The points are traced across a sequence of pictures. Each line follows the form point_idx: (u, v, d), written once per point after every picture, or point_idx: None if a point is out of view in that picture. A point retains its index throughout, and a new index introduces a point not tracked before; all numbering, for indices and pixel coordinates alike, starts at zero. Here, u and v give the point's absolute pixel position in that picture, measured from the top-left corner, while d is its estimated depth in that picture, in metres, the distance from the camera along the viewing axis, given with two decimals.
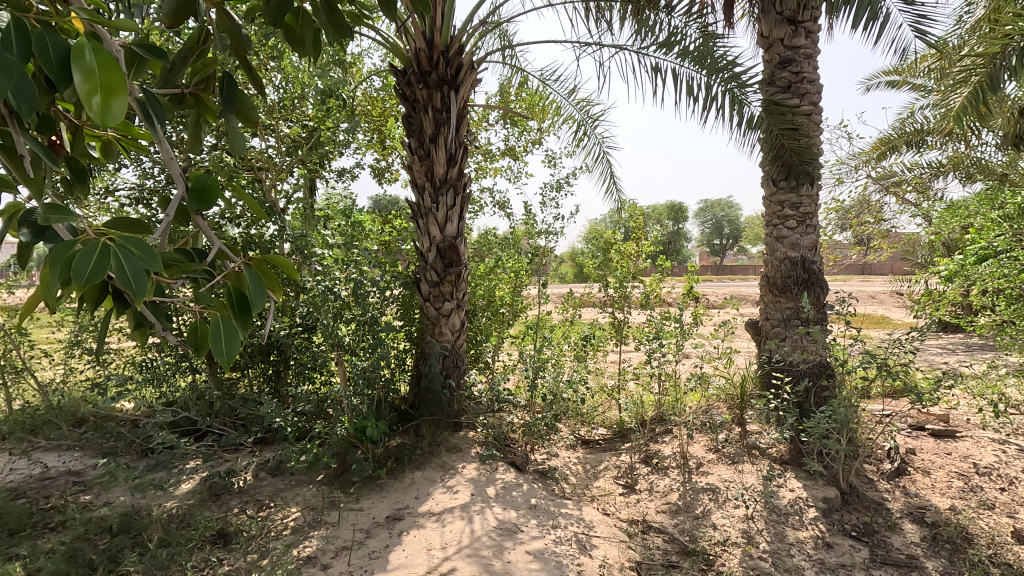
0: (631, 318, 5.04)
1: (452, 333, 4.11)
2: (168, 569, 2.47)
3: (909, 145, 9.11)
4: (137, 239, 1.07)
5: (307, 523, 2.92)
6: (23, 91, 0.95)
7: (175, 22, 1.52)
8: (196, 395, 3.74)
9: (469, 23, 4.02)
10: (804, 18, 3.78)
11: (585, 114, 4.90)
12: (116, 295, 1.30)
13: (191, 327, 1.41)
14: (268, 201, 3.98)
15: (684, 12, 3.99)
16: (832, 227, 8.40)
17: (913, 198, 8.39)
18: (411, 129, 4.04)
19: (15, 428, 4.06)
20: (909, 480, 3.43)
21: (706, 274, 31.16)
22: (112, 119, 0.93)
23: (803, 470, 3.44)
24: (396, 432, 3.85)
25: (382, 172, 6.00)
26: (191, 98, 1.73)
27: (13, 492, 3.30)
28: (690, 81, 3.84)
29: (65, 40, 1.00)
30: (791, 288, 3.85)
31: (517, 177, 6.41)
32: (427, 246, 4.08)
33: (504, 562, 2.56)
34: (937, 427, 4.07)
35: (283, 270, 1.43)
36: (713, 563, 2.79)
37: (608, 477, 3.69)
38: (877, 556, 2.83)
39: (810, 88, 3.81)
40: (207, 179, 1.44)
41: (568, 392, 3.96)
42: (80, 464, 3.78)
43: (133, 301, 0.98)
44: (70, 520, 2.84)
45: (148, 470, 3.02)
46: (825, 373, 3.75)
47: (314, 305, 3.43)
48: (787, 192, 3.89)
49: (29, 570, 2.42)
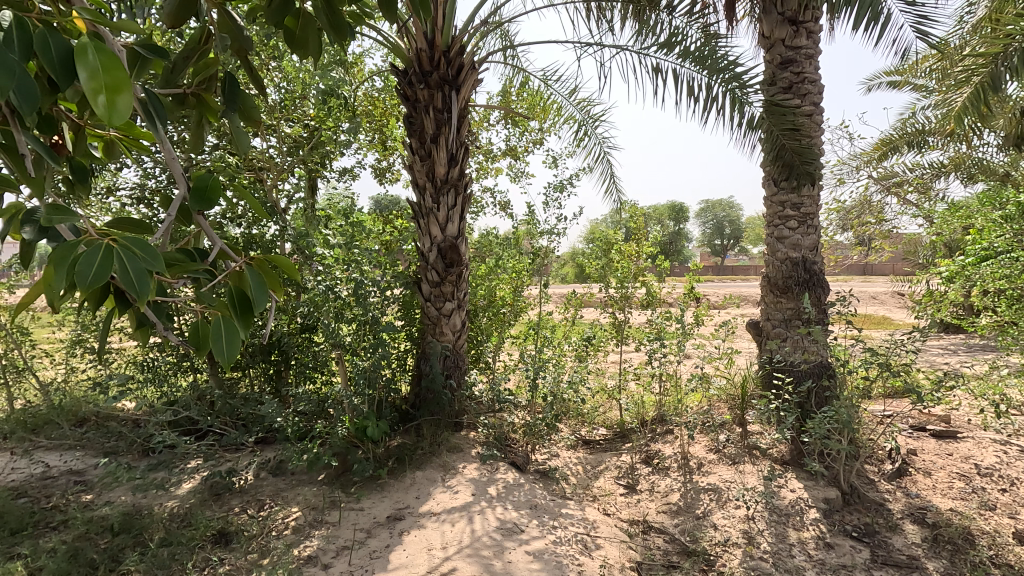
0: (632, 318, 5.04)
1: (453, 333, 4.11)
2: (168, 569, 2.48)
3: (910, 145, 9.10)
4: (139, 239, 1.07)
5: (307, 523, 2.92)
6: (25, 90, 0.95)
7: (177, 22, 1.53)
8: (197, 394, 3.75)
9: (471, 24, 4.03)
10: (805, 19, 3.78)
11: (585, 114, 4.90)
12: (118, 295, 1.30)
13: (192, 327, 1.41)
14: (269, 201, 3.98)
15: (686, 12, 3.99)
16: (833, 227, 8.40)
17: (915, 198, 8.37)
18: (412, 129, 4.05)
19: (16, 427, 4.07)
20: (910, 481, 3.43)
21: (707, 275, 31.14)
22: (116, 118, 0.93)
23: (804, 471, 3.44)
24: (396, 431, 3.86)
25: (384, 172, 6.00)
26: (193, 99, 1.72)
27: (14, 491, 3.30)
28: (691, 81, 3.84)
29: (68, 40, 1.01)
30: (792, 288, 3.84)
31: (518, 177, 6.41)
32: (428, 246, 4.08)
33: (504, 562, 2.56)
34: (938, 428, 4.06)
35: (283, 269, 1.43)
36: (714, 563, 2.79)
37: (609, 477, 3.69)
38: (878, 557, 2.83)
39: (811, 88, 3.81)
40: (209, 179, 1.44)
41: (569, 392, 3.96)
42: (81, 463, 3.78)
43: (136, 302, 0.98)
44: (70, 520, 2.85)
45: (149, 470, 3.02)
46: (826, 373, 3.74)
47: (315, 305, 3.43)
48: (788, 193, 3.88)
49: (30, 569, 2.42)
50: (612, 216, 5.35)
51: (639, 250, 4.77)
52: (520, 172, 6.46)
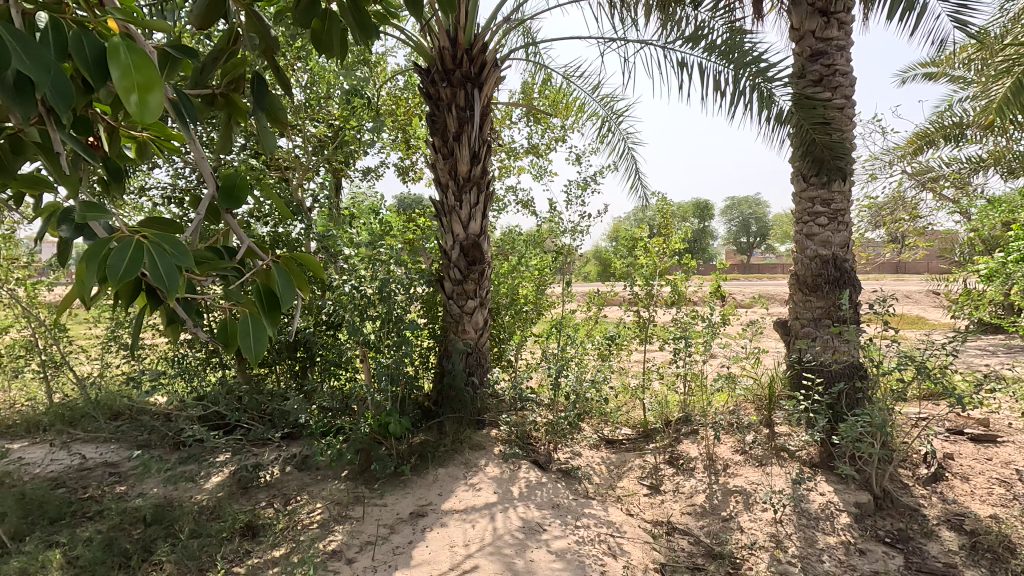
0: (657, 317, 4.96)
1: (475, 331, 4.11)
2: (198, 560, 2.52)
3: (947, 139, 8.79)
4: (168, 235, 1.09)
5: (332, 518, 2.96)
6: (61, 89, 0.95)
7: (206, 23, 1.54)
8: (225, 390, 3.83)
9: (494, 21, 4.04)
10: (836, 9, 3.67)
11: (609, 110, 4.87)
12: (150, 292, 1.33)
13: (220, 325, 1.43)
14: (295, 200, 4.03)
15: (711, 7, 3.93)
16: (865, 224, 8.48)
17: (951, 194, 8.10)
18: (435, 128, 4.04)
19: (56, 421, 4.24)
20: (947, 486, 3.32)
21: (734, 274, 30.68)
22: (148, 116, 0.94)
23: (835, 474, 3.36)
24: (419, 429, 3.88)
25: (407, 171, 6.05)
26: (222, 99, 1.73)
27: (52, 482, 3.43)
28: (716, 76, 3.77)
29: (101, 41, 1.02)
30: (822, 287, 3.74)
31: (541, 174, 6.40)
32: (450, 245, 4.09)
33: (526, 561, 2.55)
34: (976, 432, 3.94)
35: (308, 266, 1.43)
36: (740, 567, 2.74)
37: (632, 477, 3.66)
38: (912, 564, 2.74)
39: (843, 81, 3.69)
40: (237, 177, 1.45)
41: (591, 391, 3.92)
42: (116, 456, 3.91)
43: (166, 297, 0.99)
44: (105, 511, 2.92)
45: (179, 463, 3.08)
46: (858, 374, 3.64)
47: (340, 303, 3.48)
48: (818, 189, 3.79)
49: (68, 558, 2.49)
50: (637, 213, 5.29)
51: (666, 248, 4.67)
52: (542, 170, 6.42)
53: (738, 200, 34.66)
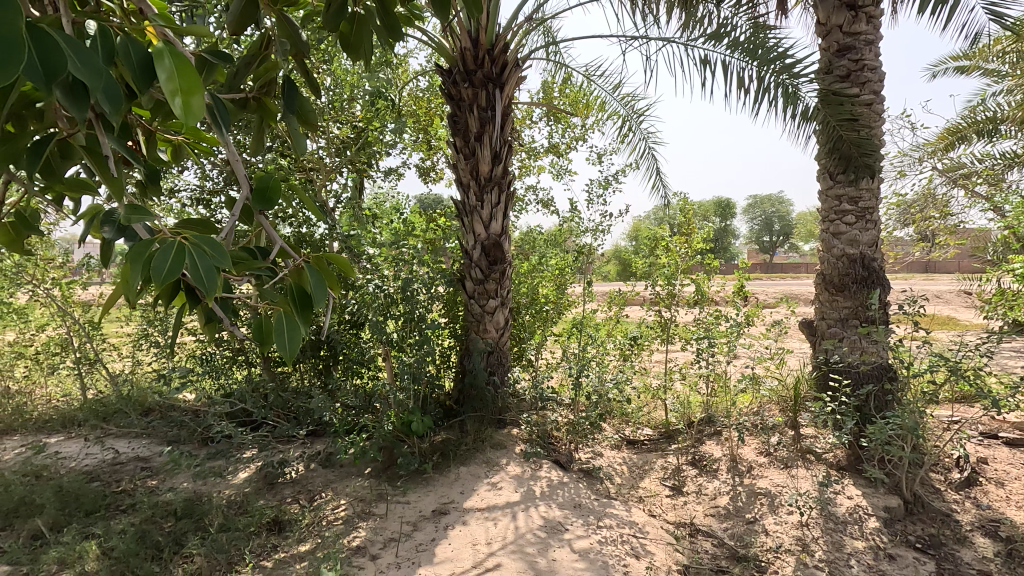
0: (679, 317, 4.92)
1: (496, 331, 4.12)
2: (228, 554, 2.58)
3: (980, 134, 8.54)
4: (207, 237, 1.12)
5: (356, 514, 3.00)
6: (111, 93, 0.99)
7: (239, 30, 1.57)
8: (252, 388, 3.90)
9: (515, 21, 4.05)
10: (864, 3, 3.59)
11: (630, 109, 4.84)
12: (188, 292, 1.36)
13: (255, 324, 1.46)
14: (319, 201, 4.09)
15: (735, 3, 3.89)
16: (894, 223, 8.29)
17: (984, 191, 7.87)
18: (456, 128, 4.07)
19: (90, 416, 4.37)
20: (981, 491, 3.24)
21: (756, 274, 30.21)
22: (192, 118, 0.97)
23: (863, 477, 3.30)
24: (441, 427, 3.90)
25: (428, 172, 6.09)
26: (254, 102, 1.79)
27: (88, 475, 3.54)
28: (740, 73, 3.73)
29: (146, 47, 1.05)
30: (849, 286, 3.67)
31: (562, 174, 6.39)
32: (472, 245, 4.10)
33: (548, 560, 2.55)
34: (1012, 436, 3.82)
35: (339, 267, 1.46)
36: (765, 570, 2.71)
37: (655, 478, 3.64)
38: (944, 571, 2.67)
39: (872, 76, 3.61)
40: (270, 179, 1.48)
41: (613, 391, 3.90)
42: (147, 451, 4.02)
43: (206, 297, 1.02)
44: (138, 504, 3.01)
45: (209, 458, 3.16)
46: (887, 376, 3.56)
47: (364, 302, 3.52)
48: (845, 186, 3.72)
49: (103, 549, 2.57)
50: (658, 212, 5.24)
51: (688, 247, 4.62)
52: (562, 169, 6.41)
53: (761, 198, 34.12)
